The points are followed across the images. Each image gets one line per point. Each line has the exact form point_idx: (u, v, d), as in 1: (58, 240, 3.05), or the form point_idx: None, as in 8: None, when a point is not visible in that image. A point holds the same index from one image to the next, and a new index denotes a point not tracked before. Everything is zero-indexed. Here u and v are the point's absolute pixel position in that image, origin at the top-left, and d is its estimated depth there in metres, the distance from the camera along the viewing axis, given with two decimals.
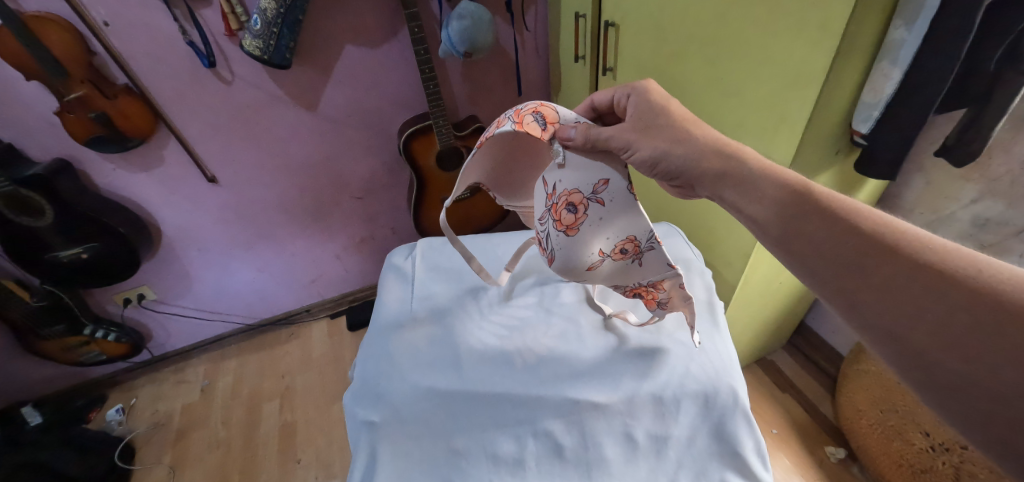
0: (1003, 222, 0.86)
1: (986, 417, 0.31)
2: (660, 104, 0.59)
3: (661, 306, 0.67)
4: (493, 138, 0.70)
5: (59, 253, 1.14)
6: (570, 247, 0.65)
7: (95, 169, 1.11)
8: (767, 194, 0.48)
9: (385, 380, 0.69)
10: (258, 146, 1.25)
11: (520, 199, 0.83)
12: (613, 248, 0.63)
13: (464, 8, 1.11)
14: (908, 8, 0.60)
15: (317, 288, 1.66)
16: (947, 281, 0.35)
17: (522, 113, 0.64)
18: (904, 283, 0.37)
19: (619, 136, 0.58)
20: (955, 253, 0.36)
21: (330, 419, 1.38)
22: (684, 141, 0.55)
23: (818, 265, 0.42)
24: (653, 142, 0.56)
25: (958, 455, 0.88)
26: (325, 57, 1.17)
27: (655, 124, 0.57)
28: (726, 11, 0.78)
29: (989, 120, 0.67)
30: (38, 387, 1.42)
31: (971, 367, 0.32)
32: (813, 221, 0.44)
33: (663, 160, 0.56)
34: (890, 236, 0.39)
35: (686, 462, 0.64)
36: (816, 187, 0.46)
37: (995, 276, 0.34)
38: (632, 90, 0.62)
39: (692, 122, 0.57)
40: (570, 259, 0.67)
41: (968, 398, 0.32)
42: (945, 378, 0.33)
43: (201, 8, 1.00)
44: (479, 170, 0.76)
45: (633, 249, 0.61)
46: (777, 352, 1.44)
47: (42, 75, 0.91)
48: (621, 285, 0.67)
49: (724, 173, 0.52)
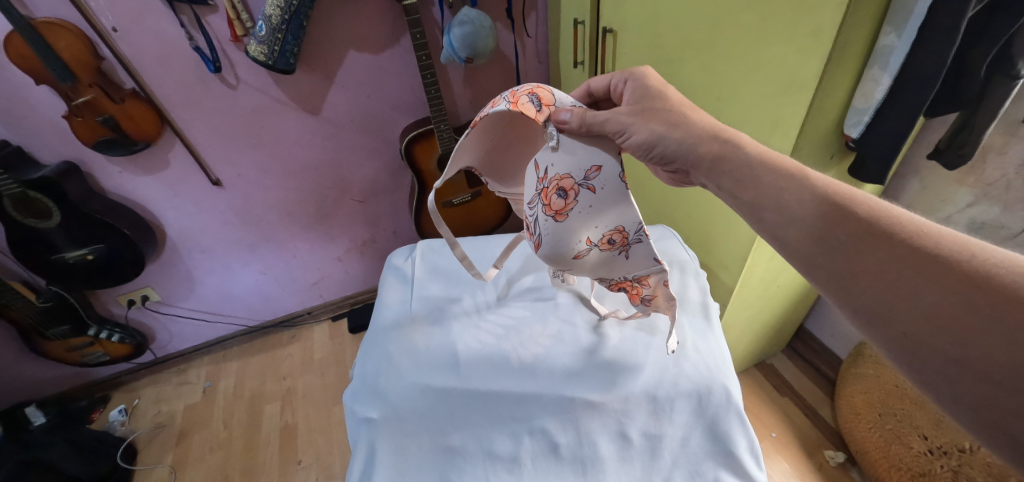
0: (999, 225, 0.86)
1: (976, 399, 0.32)
2: (657, 88, 0.60)
3: (644, 302, 0.69)
4: (488, 116, 0.71)
5: (66, 254, 1.17)
6: (559, 232, 0.66)
7: (101, 171, 1.13)
8: (765, 181, 0.49)
9: (384, 378, 0.70)
10: (262, 149, 1.27)
11: (511, 184, 0.84)
12: (601, 237, 0.64)
13: (464, 15, 1.13)
14: (898, 14, 0.62)
15: (319, 291, 1.67)
16: (942, 264, 0.36)
17: (517, 94, 0.63)
18: (900, 266, 0.37)
19: (614, 120, 0.58)
20: (947, 236, 0.37)
21: (330, 420, 1.39)
22: (680, 126, 0.56)
23: (812, 251, 0.43)
24: (648, 126, 0.57)
25: (955, 459, 0.89)
26: (329, 63, 1.19)
27: (653, 108, 0.58)
28: (721, 17, 0.79)
29: (980, 124, 0.69)
30: (40, 388, 1.43)
31: (965, 351, 0.33)
32: (804, 207, 0.45)
33: (659, 143, 0.57)
34: (884, 220, 0.40)
35: (681, 461, 0.65)
36: (811, 174, 0.47)
37: (988, 260, 0.35)
38: (629, 76, 0.64)
39: (688, 107, 0.58)
40: (561, 247, 0.67)
41: (962, 383, 0.33)
42: (939, 362, 0.34)
43: (208, 15, 1.02)
44: (472, 153, 0.77)
45: (621, 240, 0.63)
46: (777, 356, 1.44)
47: (51, 79, 0.94)
48: (606, 278, 0.70)
49: (720, 158, 0.53)
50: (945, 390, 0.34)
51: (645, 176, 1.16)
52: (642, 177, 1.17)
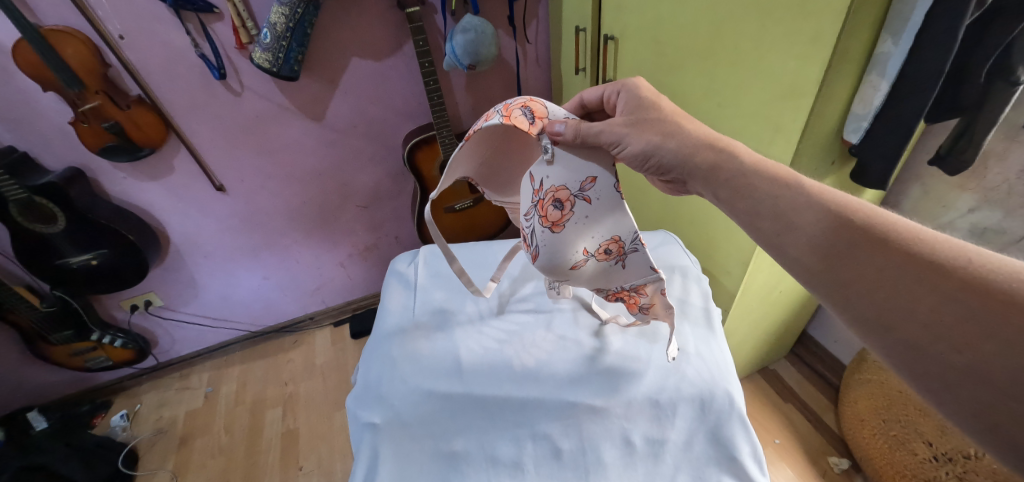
0: (1001, 230, 0.86)
1: (978, 404, 0.32)
2: (651, 99, 0.61)
3: (642, 310, 0.71)
4: (482, 129, 0.72)
5: (70, 259, 1.17)
6: (556, 243, 0.66)
7: (106, 177, 1.14)
8: (763, 189, 0.49)
9: (387, 384, 0.70)
10: (266, 155, 1.28)
11: (509, 195, 0.84)
12: (598, 247, 0.64)
13: (468, 22, 1.14)
14: (895, 22, 0.63)
15: (321, 296, 1.68)
16: (939, 272, 0.36)
17: (511, 107, 0.64)
18: (897, 273, 0.38)
19: (608, 130, 0.59)
20: (945, 243, 0.37)
21: (332, 426, 1.39)
22: (675, 135, 0.57)
23: (811, 258, 0.43)
24: (644, 137, 0.58)
25: (961, 465, 0.88)
26: (333, 70, 1.20)
27: (648, 118, 0.59)
28: (721, 25, 0.80)
29: (981, 129, 0.69)
30: (41, 393, 1.43)
31: (963, 356, 0.33)
32: (803, 214, 0.45)
33: (655, 154, 0.58)
34: (882, 227, 0.40)
35: (684, 466, 0.64)
36: (807, 182, 0.47)
37: (985, 265, 0.35)
38: (621, 87, 0.64)
39: (682, 117, 0.59)
40: (556, 257, 0.67)
41: (961, 388, 0.33)
42: (939, 368, 0.34)
43: (213, 22, 1.04)
44: (467, 164, 0.77)
45: (617, 250, 0.63)
46: (779, 362, 1.44)
47: (59, 86, 0.95)
48: (603, 288, 0.71)
49: (716, 168, 0.53)
50: (947, 396, 0.34)
51: (646, 183, 1.16)
52: (643, 183, 1.18)
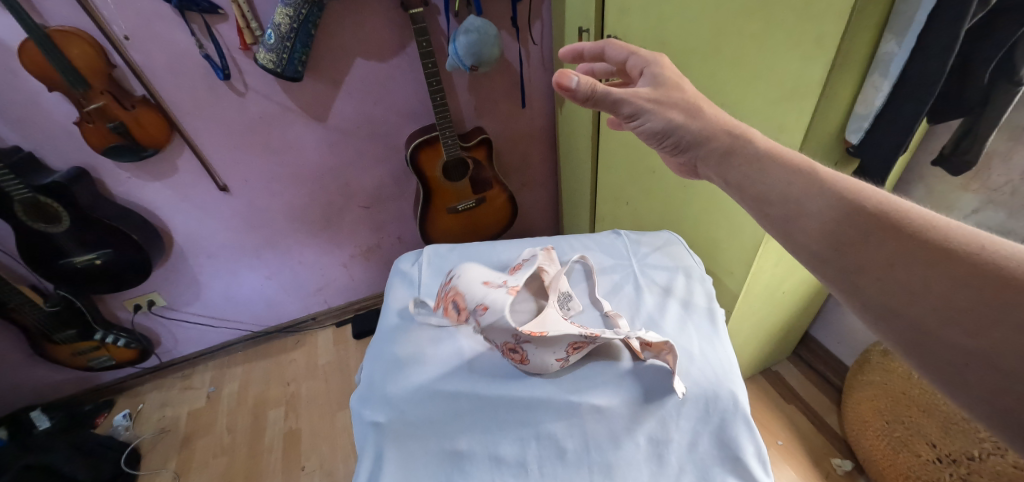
0: (1005, 231, 0.87)
1: (981, 392, 0.32)
2: (675, 80, 0.62)
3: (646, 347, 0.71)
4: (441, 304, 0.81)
5: (74, 259, 1.18)
6: (531, 369, 0.71)
7: (110, 176, 1.15)
8: (779, 176, 0.49)
9: (392, 382, 0.71)
10: (269, 156, 1.28)
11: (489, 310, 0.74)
12: (567, 350, 0.70)
13: (470, 24, 1.15)
14: (899, 22, 0.63)
15: (323, 296, 1.68)
16: (950, 258, 0.35)
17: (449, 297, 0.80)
18: (908, 262, 0.37)
19: (631, 102, 0.61)
20: (957, 230, 0.37)
21: (335, 425, 1.39)
22: (698, 117, 0.58)
23: (821, 246, 0.44)
24: (666, 115, 0.60)
25: (964, 466, 0.88)
26: (336, 70, 1.20)
27: (672, 97, 0.60)
28: (724, 26, 0.80)
29: (984, 129, 0.69)
30: (44, 392, 1.43)
31: (975, 341, 0.32)
32: (814, 201, 0.45)
33: (675, 132, 0.59)
34: (896, 215, 0.40)
35: (689, 467, 0.64)
36: (820, 168, 0.48)
37: (997, 251, 0.34)
38: (648, 64, 0.66)
39: (703, 101, 0.60)
40: (539, 372, 0.71)
41: (973, 383, 0.33)
42: (948, 353, 0.34)
43: (218, 24, 1.04)
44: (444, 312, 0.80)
45: (583, 343, 0.70)
46: (782, 363, 1.44)
47: (65, 87, 0.96)
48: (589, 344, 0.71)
49: (732, 152, 0.54)
50: (957, 381, 0.33)
51: (648, 184, 1.16)
52: (645, 184, 1.18)
